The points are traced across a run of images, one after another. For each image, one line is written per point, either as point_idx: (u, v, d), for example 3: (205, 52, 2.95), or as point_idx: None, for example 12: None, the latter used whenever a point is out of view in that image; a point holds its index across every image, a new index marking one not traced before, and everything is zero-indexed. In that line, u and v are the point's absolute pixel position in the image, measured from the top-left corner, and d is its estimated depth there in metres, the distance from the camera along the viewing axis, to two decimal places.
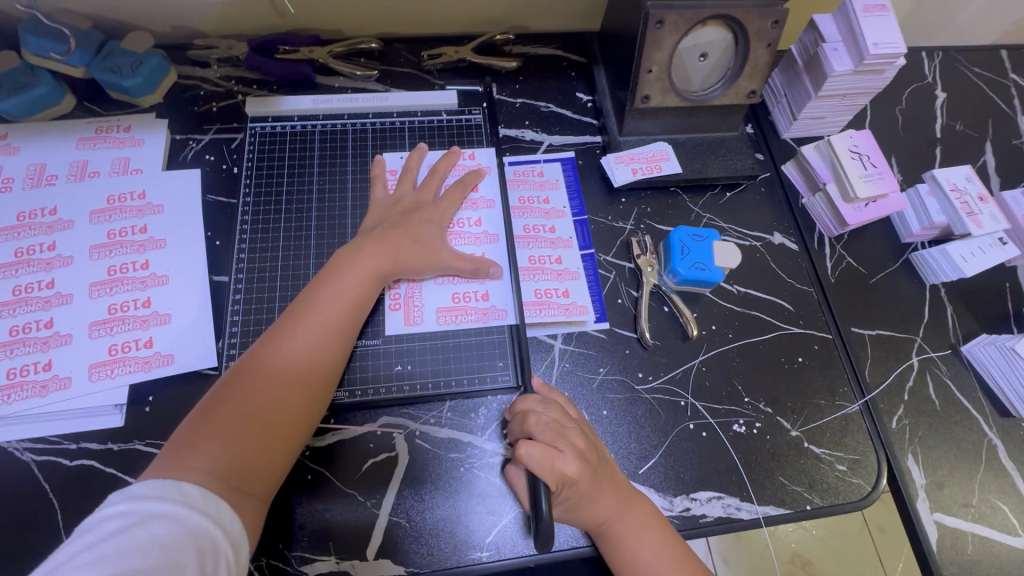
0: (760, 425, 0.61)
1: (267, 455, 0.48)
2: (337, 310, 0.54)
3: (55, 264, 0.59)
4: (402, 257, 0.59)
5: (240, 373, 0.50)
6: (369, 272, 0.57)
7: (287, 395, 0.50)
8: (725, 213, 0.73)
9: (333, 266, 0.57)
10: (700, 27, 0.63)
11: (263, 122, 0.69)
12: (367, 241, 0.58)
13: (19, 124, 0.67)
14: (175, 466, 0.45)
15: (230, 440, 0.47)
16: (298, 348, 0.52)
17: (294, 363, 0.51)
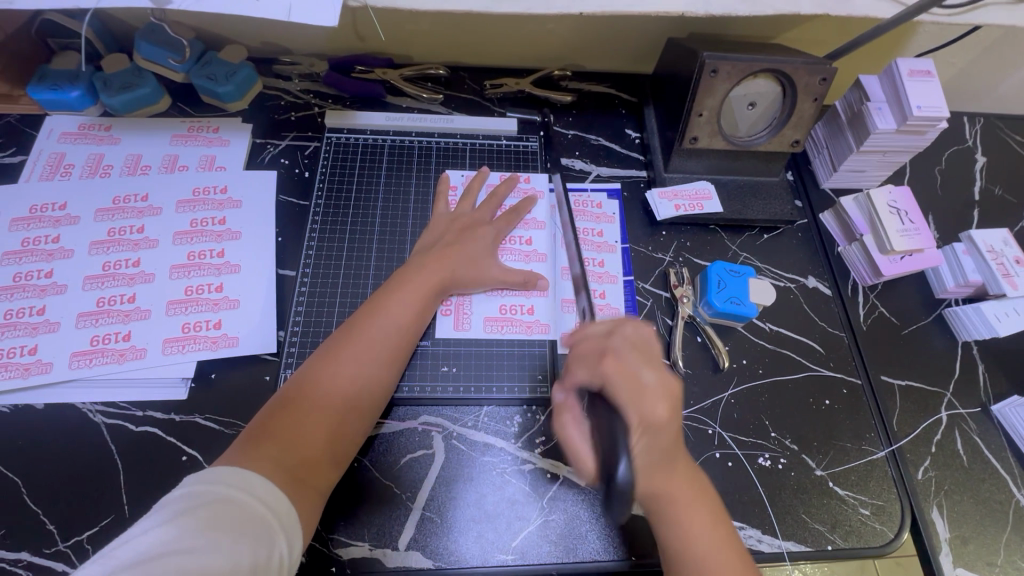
0: (786, 461, 0.63)
1: (332, 451, 0.52)
2: (401, 320, 0.59)
3: (142, 246, 0.65)
4: (460, 272, 0.63)
5: (312, 374, 0.54)
6: (432, 284, 0.61)
7: (354, 398, 0.54)
8: (762, 253, 0.76)
9: (396, 278, 0.62)
10: (752, 79, 0.67)
11: (338, 133, 0.74)
12: (428, 257, 0.63)
13: (121, 119, 0.75)
14: (251, 454, 0.48)
15: (301, 432, 0.51)
16: (364, 352, 0.56)
17: (364, 365, 0.55)
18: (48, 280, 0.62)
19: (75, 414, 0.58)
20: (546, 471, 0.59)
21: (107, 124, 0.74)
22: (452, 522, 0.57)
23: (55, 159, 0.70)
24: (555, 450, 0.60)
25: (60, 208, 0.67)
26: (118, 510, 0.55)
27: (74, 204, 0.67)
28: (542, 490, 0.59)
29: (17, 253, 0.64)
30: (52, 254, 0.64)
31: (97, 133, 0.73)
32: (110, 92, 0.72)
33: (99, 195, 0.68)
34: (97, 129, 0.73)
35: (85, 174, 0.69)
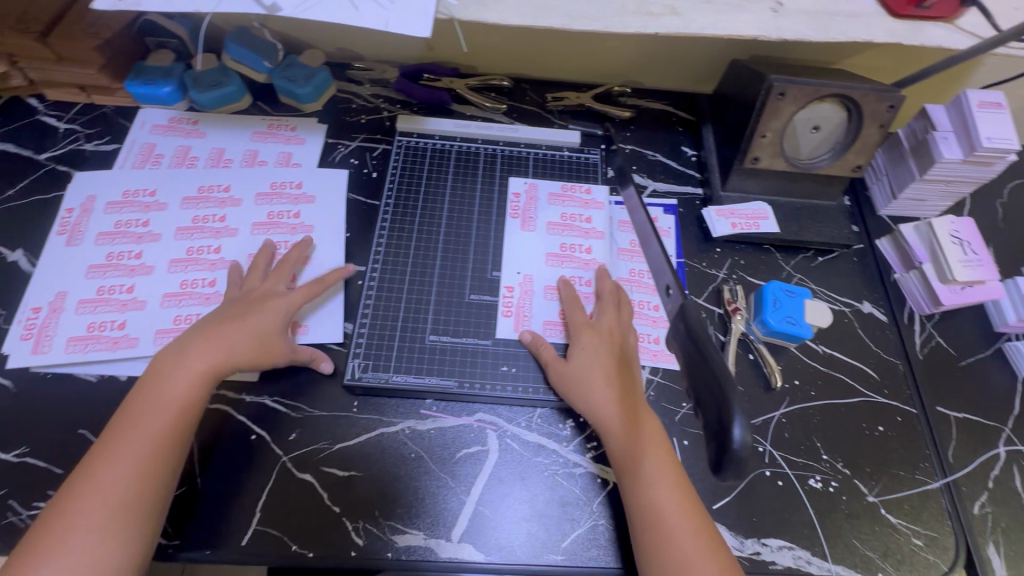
0: (837, 485, 0.63)
1: (131, 546, 0.48)
2: (177, 396, 0.54)
3: (222, 234, 0.69)
4: (246, 334, 0.58)
5: (99, 456, 0.51)
6: (193, 369, 0.55)
7: (112, 485, 0.49)
8: (816, 276, 0.76)
9: (188, 337, 0.58)
10: (818, 103, 0.68)
11: (409, 137, 0.77)
12: (218, 317, 0.59)
13: (207, 114, 0.79)
14: (40, 552, 0.47)
15: (112, 517, 0.48)
16: (143, 423, 0.53)
17: (127, 445, 0.51)
18: (137, 261, 0.67)
19: None
20: (597, 475, 0.61)
21: (193, 119, 0.78)
22: (503, 518, 0.58)
23: (145, 149, 0.75)
24: (606, 456, 0.62)
25: (150, 194, 0.71)
26: (192, 482, 0.58)
27: (162, 191, 0.72)
28: (593, 494, 0.60)
29: (110, 234, 0.68)
30: (141, 237, 0.68)
31: (184, 126, 0.78)
32: (199, 89, 0.77)
33: (185, 184, 0.72)
34: (185, 123, 0.78)
35: (173, 164, 0.74)
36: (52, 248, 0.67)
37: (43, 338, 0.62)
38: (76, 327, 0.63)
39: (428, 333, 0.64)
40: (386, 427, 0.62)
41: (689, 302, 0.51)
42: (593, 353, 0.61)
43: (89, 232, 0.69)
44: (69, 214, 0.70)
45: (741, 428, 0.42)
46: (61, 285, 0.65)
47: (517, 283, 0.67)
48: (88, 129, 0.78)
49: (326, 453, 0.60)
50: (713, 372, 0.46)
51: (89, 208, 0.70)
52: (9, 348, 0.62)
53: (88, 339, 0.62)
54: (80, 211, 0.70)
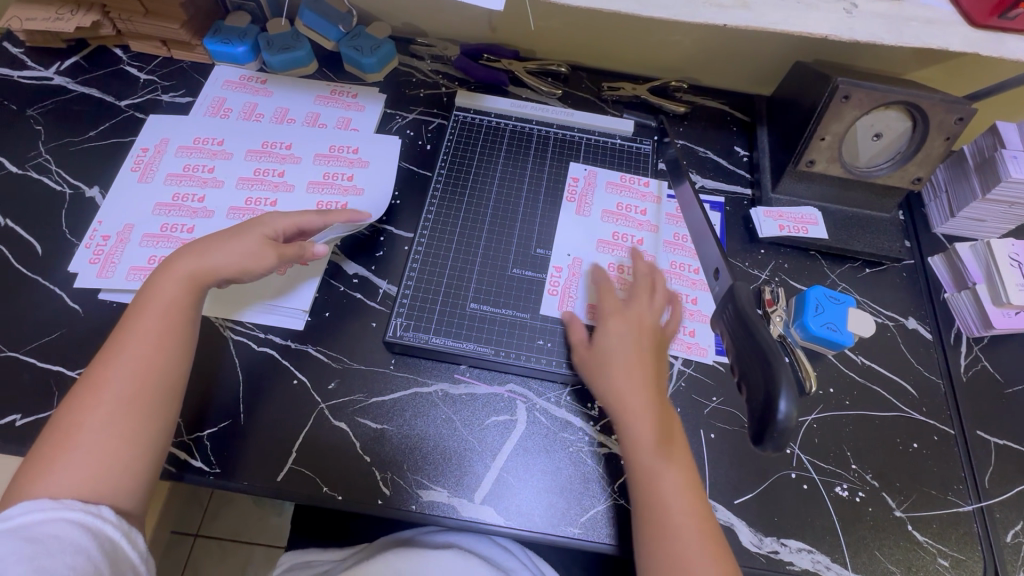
0: (864, 495, 0.62)
1: (132, 458, 0.52)
2: (166, 312, 0.58)
3: (280, 188, 0.72)
4: (213, 261, 0.60)
5: (98, 376, 0.55)
6: (182, 283, 0.59)
7: (108, 400, 0.53)
8: (861, 287, 0.75)
9: (158, 271, 0.60)
10: (882, 110, 0.67)
11: (466, 113, 0.78)
12: (185, 249, 0.61)
13: (275, 75, 0.83)
14: (46, 466, 0.50)
15: (111, 432, 0.52)
16: (116, 356, 0.56)
17: (124, 364, 0.55)
18: (200, 205, 0.70)
19: (209, 326, 0.66)
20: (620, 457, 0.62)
21: (263, 78, 0.82)
22: (524, 486, 0.60)
23: (216, 103, 0.79)
24: None
25: (218, 143, 0.75)
26: (235, 417, 0.61)
27: (230, 142, 0.75)
28: (614, 475, 0.61)
29: (178, 176, 0.72)
30: (206, 182, 0.72)
31: (254, 84, 0.81)
32: (272, 51, 0.81)
33: (251, 138, 0.76)
34: (254, 81, 0.81)
35: (240, 118, 0.77)
36: (126, 181, 0.72)
37: (109, 265, 0.66)
38: (138, 258, 0.66)
39: (469, 301, 0.66)
40: (421, 387, 0.64)
41: (740, 283, 0.50)
42: (621, 340, 0.60)
43: (160, 171, 0.73)
44: (144, 152, 0.74)
45: (789, 402, 0.42)
46: (129, 217, 0.69)
47: (566, 265, 0.68)
48: (166, 81, 0.82)
49: (361, 405, 0.63)
50: (763, 347, 0.45)
51: (163, 149, 0.74)
52: (78, 268, 0.66)
53: (148, 268, 0.66)
54: (154, 150, 0.74)
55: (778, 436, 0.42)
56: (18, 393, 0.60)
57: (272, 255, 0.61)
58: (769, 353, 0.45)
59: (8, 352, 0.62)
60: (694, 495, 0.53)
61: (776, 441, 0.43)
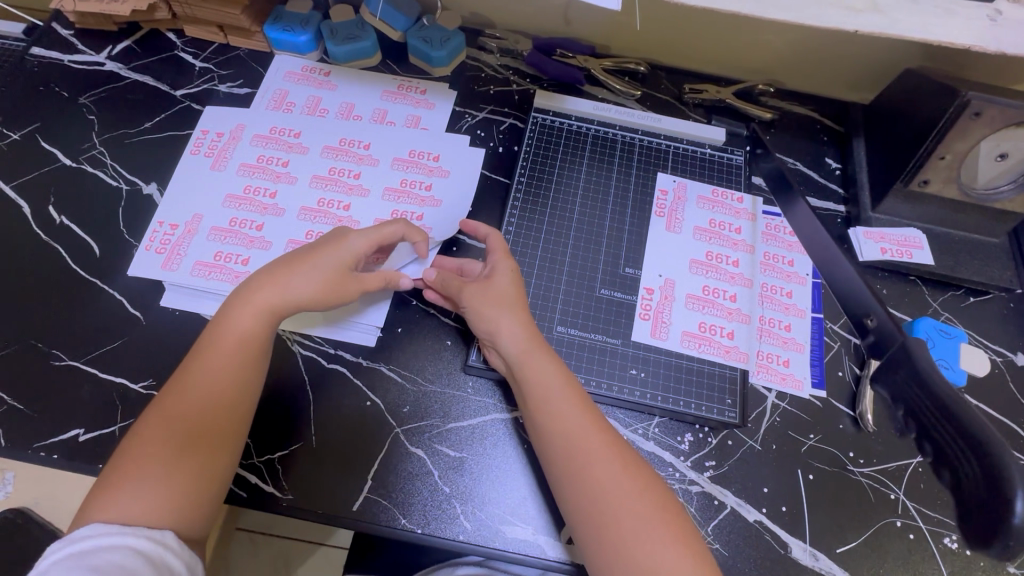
0: (975, 548, 0.57)
1: (194, 495, 0.49)
2: (241, 339, 0.54)
3: (354, 192, 0.68)
4: (294, 293, 0.56)
5: (169, 401, 0.52)
6: (258, 308, 0.55)
7: (176, 430, 0.50)
8: (966, 317, 0.69)
9: (235, 296, 0.56)
10: (1011, 129, 0.60)
11: (545, 115, 0.73)
12: (262, 275, 0.57)
13: (338, 67, 0.78)
14: (110, 493, 0.47)
15: (177, 464, 0.49)
16: (189, 385, 0.52)
17: (196, 391, 0.52)
18: (270, 201, 0.66)
19: (279, 340, 0.62)
20: (713, 497, 0.58)
21: (326, 70, 0.77)
22: None
23: (279, 96, 0.74)
24: (724, 477, 0.58)
25: (295, 135, 0.71)
26: (307, 440, 0.58)
27: (306, 135, 0.71)
28: (708, 517, 0.57)
29: (251, 167, 0.68)
30: (279, 177, 0.68)
31: (317, 77, 0.76)
32: (335, 41, 0.75)
33: (326, 134, 0.71)
34: (318, 73, 0.76)
35: (305, 113, 0.73)
36: (197, 167, 0.68)
37: (174, 257, 0.63)
38: (204, 253, 0.63)
39: (555, 324, 0.61)
40: (501, 414, 0.60)
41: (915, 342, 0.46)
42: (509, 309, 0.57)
43: (233, 159, 0.69)
44: (218, 138, 0.70)
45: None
46: (199, 208, 0.66)
47: (657, 286, 0.64)
48: (224, 70, 0.77)
49: (437, 431, 0.59)
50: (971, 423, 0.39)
51: (238, 136, 0.70)
52: (143, 259, 0.63)
53: (216, 267, 0.62)
54: (229, 136, 0.70)
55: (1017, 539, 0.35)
56: (80, 405, 0.57)
57: (356, 287, 0.58)
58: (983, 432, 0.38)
59: (68, 361, 0.59)
60: (686, 545, 0.47)
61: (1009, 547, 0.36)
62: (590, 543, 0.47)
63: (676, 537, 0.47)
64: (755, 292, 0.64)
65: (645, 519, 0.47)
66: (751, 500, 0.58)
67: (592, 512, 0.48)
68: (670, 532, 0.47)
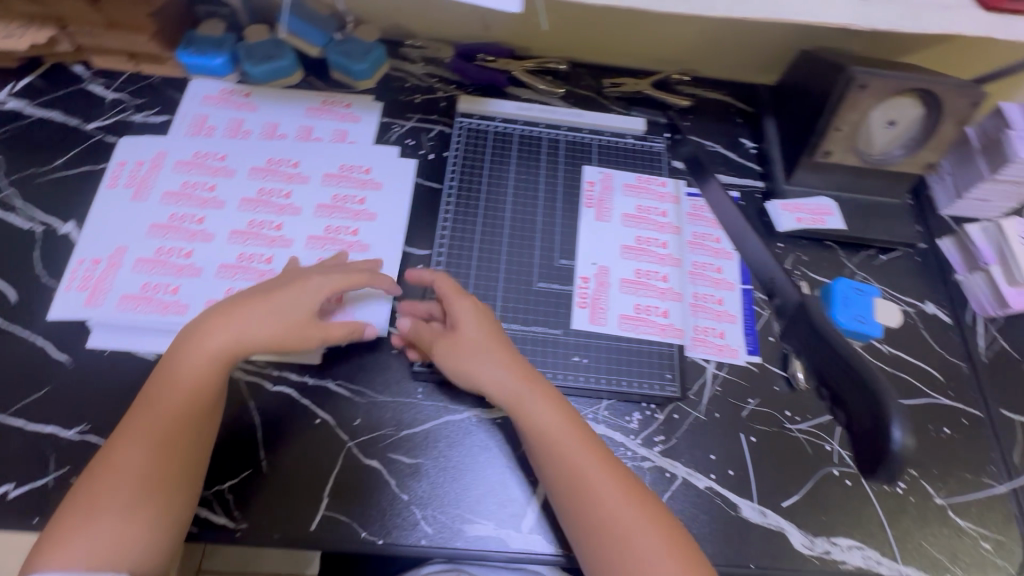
0: (905, 486, 0.62)
1: (155, 541, 0.49)
2: (194, 382, 0.52)
3: (286, 211, 0.67)
4: (249, 334, 0.54)
5: (120, 452, 0.50)
6: (212, 352, 0.53)
7: (129, 479, 0.49)
8: (879, 275, 0.75)
9: (185, 335, 0.55)
10: (896, 97, 0.66)
11: (470, 119, 0.74)
12: (214, 317, 0.55)
13: (258, 87, 0.77)
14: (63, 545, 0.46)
15: (133, 512, 0.48)
16: (140, 432, 0.51)
17: (151, 439, 0.50)
18: (197, 227, 0.65)
19: None
20: (664, 469, 0.60)
21: (246, 91, 0.76)
22: None
23: (198, 121, 0.72)
24: (673, 449, 0.61)
25: (219, 159, 0.69)
26: (257, 465, 0.57)
27: (231, 157, 0.70)
28: (662, 489, 0.59)
29: (176, 195, 0.67)
30: (206, 203, 0.66)
31: (237, 99, 0.75)
32: (253, 62, 0.75)
33: (251, 154, 0.70)
34: (237, 95, 0.75)
35: (227, 136, 0.71)
36: (118, 200, 0.66)
37: (98, 293, 0.61)
38: (131, 286, 0.61)
39: None
40: (452, 415, 0.61)
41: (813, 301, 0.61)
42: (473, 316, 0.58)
43: (156, 189, 0.67)
44: (138, 167, 0.68)
45: (902, 431, 0.50)
46: (122, 241, 0.64)
47: (593, 274, 0.66)
48: (138, 99, 0.75)
49: (391, 440, 0.59)
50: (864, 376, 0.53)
51: (159, 164, 0.69)
52: (66, 300, 0.61)
53: (144, 300, 0.61)
54: (149, 165, 0.69)
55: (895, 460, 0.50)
56: (7, 460, 0.54)
57: (318, 333, 0.56)
58: (873, 384, 0.53)
59: None
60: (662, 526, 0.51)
61: (889, 467, 0.51)
62: (583, 538, 0.51)
63: (653, 518, 0.51)
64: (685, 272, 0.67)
65: (627, 506, 0.51)
66: (700, 468, 0.61)
67: (573, 507, 0.52)
68: (648, 516, 0.51)
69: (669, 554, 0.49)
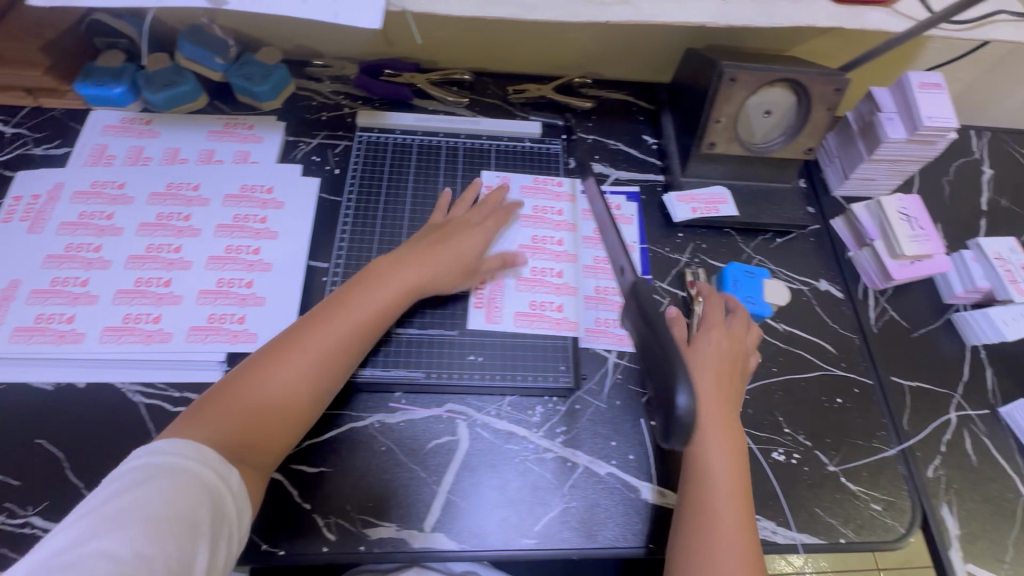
0: (799, 457, 0.64)
1: (259, 448, 0.50)
2: (375, 310, 0.58)
3: (185, 233, 0.68)
4: (424, 276, 0.61)
5: (304, 365, 0.53)
6: (405, 286, 0.60)
7: (294, 396, 0.52)
8: (775, 257, 0.78)
9: (360, 279, 0.60)
10: (768, 87, 0.70)
11: (370, 133, 0.77)
12: (385, 262, 0.61)
13: (161, 114, 0.78)
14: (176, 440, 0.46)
15: (270, 418, 0.51)
16: (317, 350, 0.54)
17: (328, 360, 0.54)
18: (94, 254, 0.65)
19: (116, 394, 0.60)
20: (566, 459, 0.62)
21: (147, 119, 0.77)
22: (475, 506, 0.58)
23: (97, 150, 0.73)
24: (574, 439, 0.63)
25: (118, 186, 0.70)
26: None
27: (130, 184, 0.71)
28: (563, 479, 0.61)
29: (72, 225, 0.67)
30: (104, 230, 0.67)
31: (137, 126, 0.76)
32: (153, 89, 0.75)
33: (152, 180, 0.71)
34: (138, 123, 0.76)
35: (127, 164, 0.72)
36: (13, 233, 0.66)
37: None
38: (25, 318, 0.61)
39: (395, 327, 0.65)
40: (357, 422, 0.61)
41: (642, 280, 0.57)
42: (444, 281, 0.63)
43: (52, 220, 0.67)
44: (34, 200, 0.69)
45: (686, 393, 0.47)
46: (16, 273, 0.64)
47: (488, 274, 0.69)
48: (37, 133, 0.75)
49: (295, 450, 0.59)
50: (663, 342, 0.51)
51: (56, 196, 0.69)
52: None
53: (38, 330, 0.61)
54: (46, 197, 0.69)
55: (681, 423, 0.48)
56: None
57: (472, 271, 0.65)
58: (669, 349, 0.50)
59: None
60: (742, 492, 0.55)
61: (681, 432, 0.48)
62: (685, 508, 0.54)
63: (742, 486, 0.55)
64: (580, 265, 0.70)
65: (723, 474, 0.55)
66: (601, 455, 0.62)
67: (697, 482, 0.55)
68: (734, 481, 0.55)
69: (742, 508, 0.53)
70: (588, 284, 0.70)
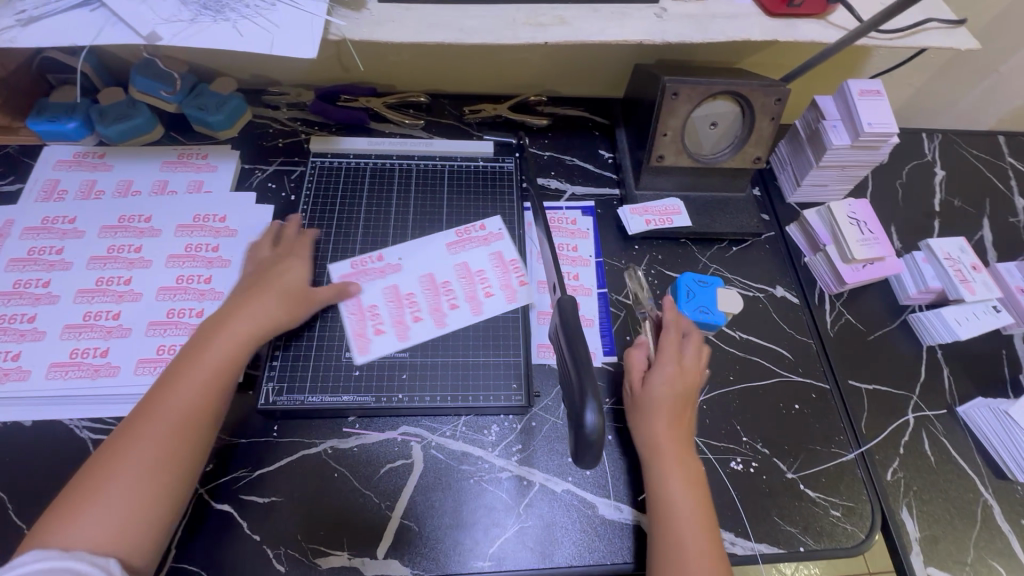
0: (757, 465, 0.64)
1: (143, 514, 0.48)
2: (223, 356, 0.56)
3: (136, 265, 0.68)
4: (262, 314, 0.59)
5: (159, 427, 0.51)
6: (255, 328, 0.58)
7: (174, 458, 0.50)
8: (731, 265, 0.79)
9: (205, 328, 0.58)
10: (711, 100, 0.71)
11: (324, 158, 0.77)
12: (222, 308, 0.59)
13: (115, 147, 0.78)
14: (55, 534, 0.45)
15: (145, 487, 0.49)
16: (170, 409, 0.52)
17: (181, 416, 0.52)
18: (43, 290, 0.65)
19: (64, 431, 0.59)
20: (522, 478, 0.61)
21: (101, 152, 0.77)
22: (429, 530, 0.58)
23: (49, 185, 0.73)
24: (530, 457, 0.62)
25: (69, 221, 0.70)
26: None
27: (82, 218, 0.71)
28: (519, 498, 0.60)
29: (21, 261, 0.67)
30: (53, 265, 0.67)
31: (90, 160, 0.76)
32: (105, 123, 0.76)
33: (104, 213, 0.71)
34: (92, 156, 0.76)
35: (79, 198, 0.72)
36: None
37: None
38: None
39: (344, 352, 0.64)
40: (309, 449, 0.61)
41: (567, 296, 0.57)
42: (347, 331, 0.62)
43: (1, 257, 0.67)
44: None
45: (592, 412, 0.49)
46: None
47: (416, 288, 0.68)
48: None
49: (247, 481, 0.59)
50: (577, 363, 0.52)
51: (6, 232, 0.69)
52: None
53: None
54: None
55: (588, 442, 0.49)
56: None
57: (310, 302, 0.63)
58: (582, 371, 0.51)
59: None
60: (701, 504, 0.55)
61: (589, 450, 0.49)
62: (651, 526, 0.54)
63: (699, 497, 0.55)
64: (518, 288, 0.69)
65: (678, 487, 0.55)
66: (557, 472, 0.62)
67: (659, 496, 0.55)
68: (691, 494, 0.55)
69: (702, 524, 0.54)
70: (541, 300, 0.71)
